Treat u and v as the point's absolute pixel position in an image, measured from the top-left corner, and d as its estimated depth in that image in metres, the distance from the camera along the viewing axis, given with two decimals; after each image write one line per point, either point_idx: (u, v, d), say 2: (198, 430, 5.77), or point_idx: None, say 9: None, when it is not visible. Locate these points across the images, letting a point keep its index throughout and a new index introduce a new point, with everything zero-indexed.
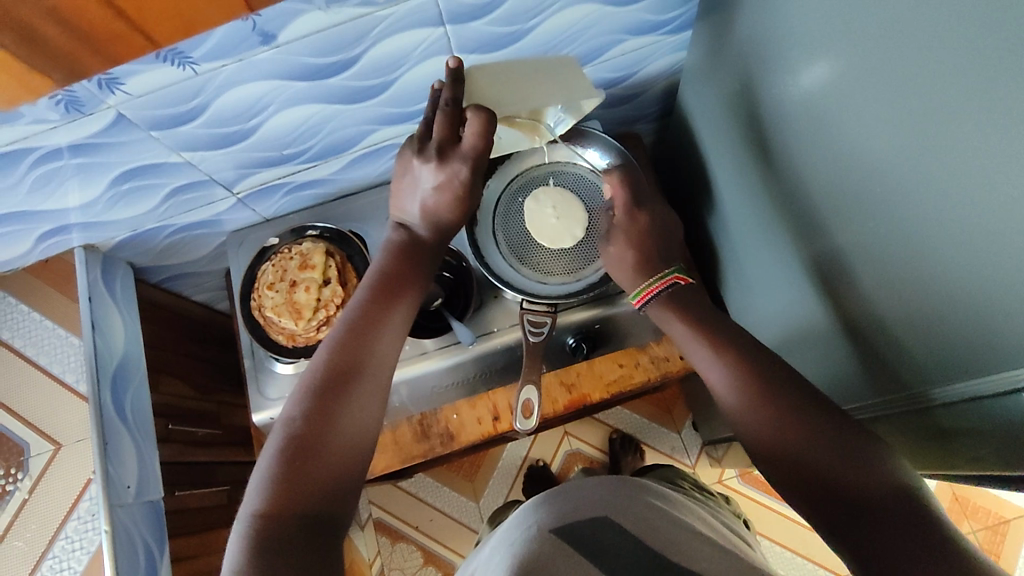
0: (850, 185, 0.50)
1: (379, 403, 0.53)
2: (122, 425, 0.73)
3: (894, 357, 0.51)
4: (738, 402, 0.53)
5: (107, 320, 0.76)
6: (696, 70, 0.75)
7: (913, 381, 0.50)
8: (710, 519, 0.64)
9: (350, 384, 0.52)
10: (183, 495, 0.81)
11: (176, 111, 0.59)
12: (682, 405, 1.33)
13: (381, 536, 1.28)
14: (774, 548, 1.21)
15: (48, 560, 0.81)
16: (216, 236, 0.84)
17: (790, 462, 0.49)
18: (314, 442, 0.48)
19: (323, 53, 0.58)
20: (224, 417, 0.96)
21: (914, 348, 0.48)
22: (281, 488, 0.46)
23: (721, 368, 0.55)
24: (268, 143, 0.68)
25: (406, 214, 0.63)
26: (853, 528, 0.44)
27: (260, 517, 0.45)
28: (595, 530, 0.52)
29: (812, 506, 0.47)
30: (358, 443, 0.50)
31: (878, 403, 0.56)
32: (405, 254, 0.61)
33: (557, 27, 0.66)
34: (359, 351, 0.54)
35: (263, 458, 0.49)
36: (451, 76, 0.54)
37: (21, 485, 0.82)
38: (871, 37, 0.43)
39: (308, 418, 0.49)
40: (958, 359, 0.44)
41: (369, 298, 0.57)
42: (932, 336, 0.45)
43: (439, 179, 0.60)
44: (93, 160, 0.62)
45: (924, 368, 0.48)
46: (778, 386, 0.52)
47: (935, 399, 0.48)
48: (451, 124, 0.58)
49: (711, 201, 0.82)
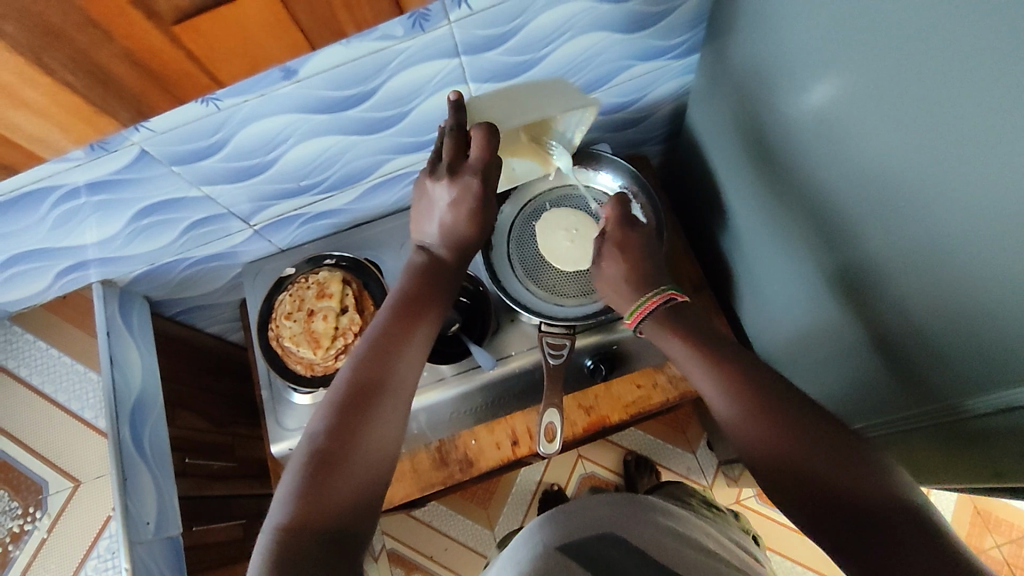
0: (869, 200, 0.51)
1: (402, 421, 0.53)
2: (141, 459, 0.73)
3: (924, 371, 0.52)
4: (737, 413, 0.54)
5: (124, 355, 0.76)
6: (704, 92, 0.76)
7: (945, 394, 0.50)
8: (718, 535, 0.63)
9: (373, 401, 0.51)
10: (202, 530, 0.80)
11: (197, 146, 0.60)
12: (696, 424, 1.32)
13: (396, 567, 1.26)
14: (786, 563, 1.20)
15: None
16: (231, 268, 0.84)
17: (791, 473, 0.49)
18: (338, 457, 0.48)
19: (341, 86, 0.59)
20: (239, 449, 0.95)
21: (946, 360, 0.48)
22: (303, 502, 0.46)
23: (721, 385, 0.56)
24: (286, 176, 0.69)
25: (426, 236, 0.63)
26: (859, 539, 0.44)
27: (282, 530, 0.45)
28: (599, 547, 0.55)
29: (813, 514, 0.47)
30: (380, 460, 0.50)
31: (909, 418, 0.56)
32: (428, 276, 0.60)
33: (568, 56, 0.68)
34: (382, 369, 0.53)
35: (287, 473, 0.48)
36: (452, 107, 0.58)
37: (40, 523, 0.70)
38: (885, 56, 0.44)
39: (331, 433, 0.49)
40: (989, 370, 0.44)
41: (391, 317, 0.57)
42: (965, 347, 0.46)
43: (454, 194, 0.60)
44: (112, 198, 0.63)
45: (954, 379, 0.48)
46: (777, 399, 0.52)
47: (968, 412, 0.48)
48: (459, 146, 0.60)
49: (724, 220, 0.83)
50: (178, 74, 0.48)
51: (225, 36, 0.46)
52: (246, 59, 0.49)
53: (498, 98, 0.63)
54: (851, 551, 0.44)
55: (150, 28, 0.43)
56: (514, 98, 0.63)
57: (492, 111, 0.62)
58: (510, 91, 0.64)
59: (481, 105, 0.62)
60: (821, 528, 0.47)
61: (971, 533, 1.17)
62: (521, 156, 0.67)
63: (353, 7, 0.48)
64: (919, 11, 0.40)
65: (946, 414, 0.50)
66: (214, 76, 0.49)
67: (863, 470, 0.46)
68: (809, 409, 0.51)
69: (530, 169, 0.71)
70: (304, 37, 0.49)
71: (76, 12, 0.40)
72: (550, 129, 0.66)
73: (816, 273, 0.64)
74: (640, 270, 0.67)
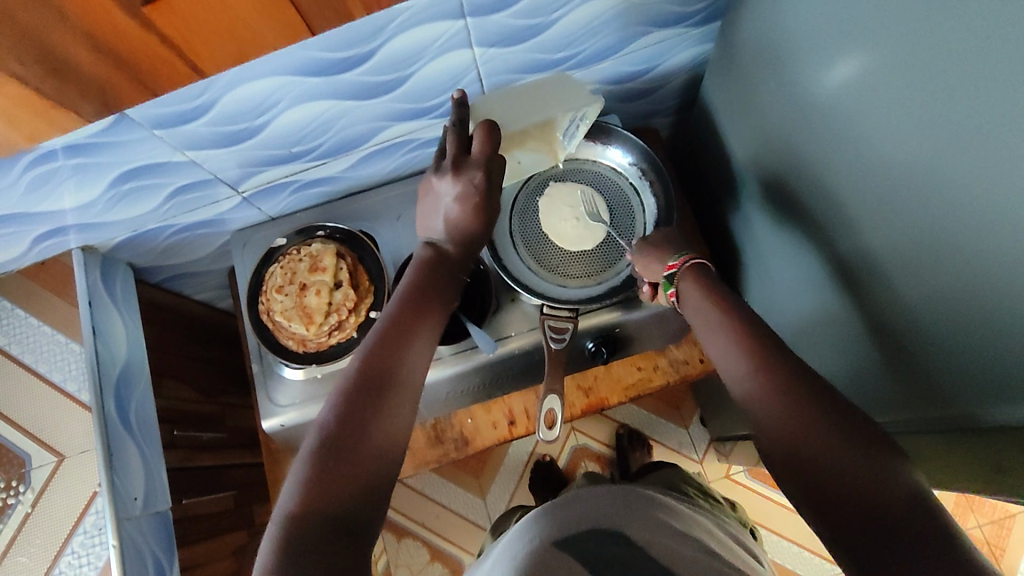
0: (900, 191, 0.48)
1: (412, 413, 0.51)
2: (127, 433, 0.70)
3: (938, 372, 0.50)
4: (755, 393, 0.50)
5: (108, 326, 0.72)
6: (722, 64, 0.72)
7: (965, 399, 0.47)
8: (715, 531, 0.61)
9: (384, 392, 0.49)
10: (190, 502, 0.79)
11: (179, 109, 0.55)
12: (690, 400, 1.31)
13: (387, 533, 1.27)
14: (775, 539, 1.21)
15: (65, 556, 0.72)
16: (220, 235, 0.80)
17: (802, 456, 0.46)
18: (349, 448, 0.46)
19: (337, 47, 0.54)
20: (228, 419, 0.93)
21: (967, 365, 0.46)
22: (313, 491, 0.44)
23: (738, 358, 0.52)
24: (275, 141, 0.65)
25: (432, 231, 0.61)
26: (862, 526, 0.41)
27: (291, 519, 0.43)
28: (597, 543, 0.54)
29: (811, 497, 0.44)
30: (390, 452, 0.48)
31: (925, 420, 0.54)
32: (438, 270, 0.58)
33: (580, 20, 0.63)
34: (394, 358, 0.51)
35: (296, 459, 0.46)
36: (457, 104, 0.58)
37: (24, 497, 0.74)
38: (937, 36, 0.41)
39: (342, 422, 0.47)
40: (1003, 381, 0.43)
41: (403, 306, 0.54)
42: (989, 352, 0.44)
43: (458, 189, 0.58)
44: (90, 160, 0.59)
45: (974, 383, 0.46)
46: (799, 379, 0.49)
47: (988, 420, 0.46)
48: (462, 143, 0.58)
49: (736, 200, 0.80)
50: (155, 61, 0.46)
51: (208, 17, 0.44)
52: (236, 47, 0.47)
53: (504, 102, 0.64)
54: (851, 537, 0.41)
55: (115, 7, 0.40)
56: (520, 101, 0.65)
57: (495, 114, 0.63)
58: (516, 94, 0.65)
59: (490, 107, 0.64)
60: (820, 516, 0.43)
61: (955, 512, 1.19)
62: (529, 153, 0.67)
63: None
64: None
65: (970, 419, 0.48)
66: (197, 65, 0.48)
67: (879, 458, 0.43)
68: (825, 390, 0.48)
69: (537, 162, 0.69)
70: (305, 19, 0.47)
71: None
72: (552, 131, 0.65)
73: (829, 262, 0.62)
74: (649, 252, 0.65)
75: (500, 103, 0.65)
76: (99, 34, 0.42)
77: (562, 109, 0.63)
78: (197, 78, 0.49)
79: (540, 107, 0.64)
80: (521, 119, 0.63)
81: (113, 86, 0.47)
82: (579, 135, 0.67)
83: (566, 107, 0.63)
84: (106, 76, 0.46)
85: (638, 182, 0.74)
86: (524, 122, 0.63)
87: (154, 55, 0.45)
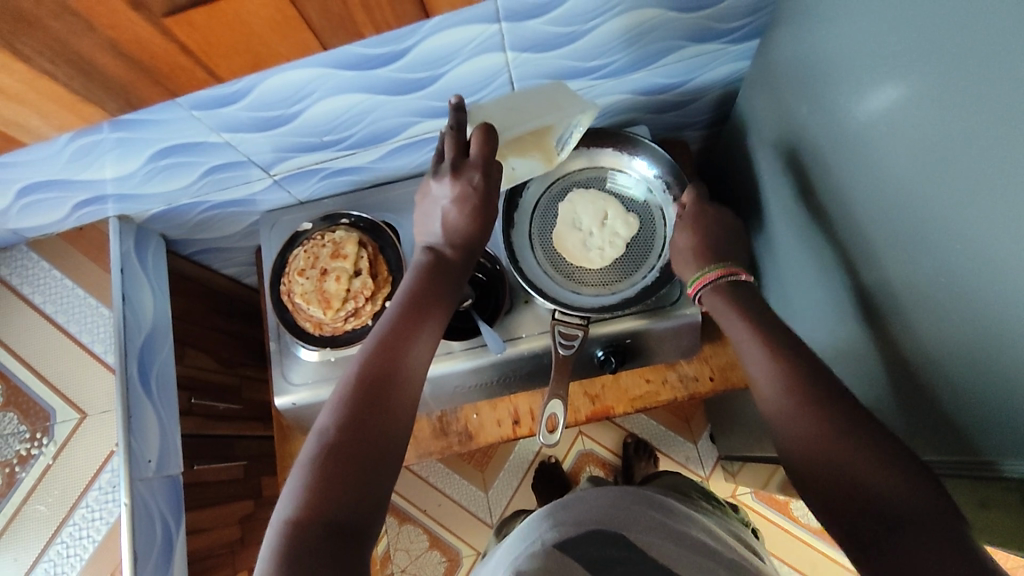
0: (914, 224, 0.48)
1: (411, 415, 0.53)
2: (146, 395, 0.74)
3: (951, 410, 0.49)
4: (784, 412, 0.52)
5: (137, 291, 0.76)
6: (755, 83, 0.71)
7: (973, 447, 0.47)
8: (716, 530, 0.62)
9: (382, 397, 0.51)
10: (203, 468, 0.82)
11: (220, 93, 0.58)
12: (700, 415, 1.31)
13: (389, 516, 1.29)
14: (784, 568, 1.20)
15: (68, 527, 0.74)
16: (250, 214, 0.83)
17: (828, 469, 0.48)
18: (347, 451, 0.48)
19: (374, 44, 0.56)
20: (245, 391, 0.97)
21: (974, 409, 0.46)
22: (314, 495, 0.46)
23: (764, 372, 0.54)
24: (309, 130, 0.67)
25: (430, 236, 0.62)
26: (882, 541, 0.43)
27: (293, 523, 0.45)
28: (598, 545, 0.53)
29: (835, 516, 0.47)
30: (389, 454, 0.50)
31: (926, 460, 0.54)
32: (436, 275, 0.59)
33: (616, 31, 0.63)
34: (392, 362, 0.53)
35: (298, 466, 0.48)
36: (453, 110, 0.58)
37: (46, 449, 0.76)
38: (961, 69, 0.40)
39: (342, 428, 0.49)
40: (1011, 432, 0.43)
41: (402, 312, 0.56)
42: (1000, 402, 0.43)
43: (455, 190, 0.59)
44: (132, 136, 0.62)
45: (980, 426, 0.46)
46: (825, 394, 0.50)
47: (996, 471, 0.45)
48: (460, 148, 0.60)
49: (762, 220, 0.79)
50: (181, 73, 0.52)
51: (223, 28, 0.48)
52: (252, 59, 0.52)
53: (502, 104, 0.63)
54: (869, 552, 0.43)
55: (146, 21, 0.45)
56: (515, 104, 0.63)
57: (494, 117, 0.62)
58: (509, 97, 0.64)
59: (484, 111, 0.62)
60: (840, 527, 0.46)
61: None
62: (523, 159, 0.66)
63: (371, 8, 0.50)
64: (1005, 22, 0.36)
65: (973, 465, 0.47)
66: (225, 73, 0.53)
67: (911, 477, 0.44)
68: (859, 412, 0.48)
69: (533, 170, 0.69)
70: (316, 35, 0.51)
71: (57, 4, 0.43)
72: (550, 138, 0.65)
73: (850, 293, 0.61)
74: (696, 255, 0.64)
75: (493, 107, 0.63)
76: (125, 42, 0.47)
77: (560, 116, 0.63)
78: (230, 57, 0.51)
79: (537, 112, 0.63)
80: (518, 124, 0.62)
81: (145, 97, 0.54)
82: (577, 140, 0.67)
83: (565, 114, 0.63)
84: (135, 83, 0.52)
85: (661, 194, 0.74)
86: (523, 127, 0.62)
87: (177, 68, 0.51)
